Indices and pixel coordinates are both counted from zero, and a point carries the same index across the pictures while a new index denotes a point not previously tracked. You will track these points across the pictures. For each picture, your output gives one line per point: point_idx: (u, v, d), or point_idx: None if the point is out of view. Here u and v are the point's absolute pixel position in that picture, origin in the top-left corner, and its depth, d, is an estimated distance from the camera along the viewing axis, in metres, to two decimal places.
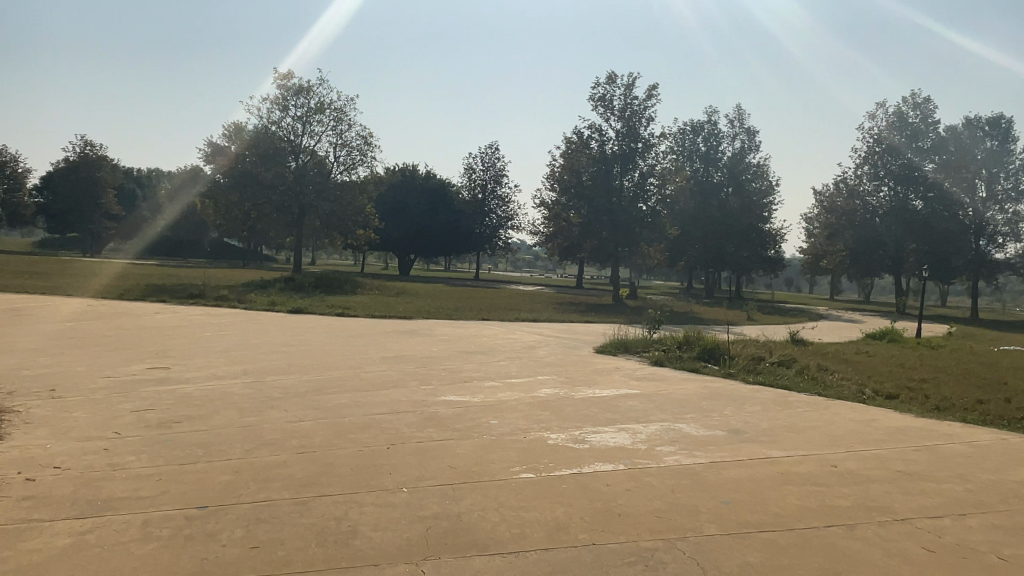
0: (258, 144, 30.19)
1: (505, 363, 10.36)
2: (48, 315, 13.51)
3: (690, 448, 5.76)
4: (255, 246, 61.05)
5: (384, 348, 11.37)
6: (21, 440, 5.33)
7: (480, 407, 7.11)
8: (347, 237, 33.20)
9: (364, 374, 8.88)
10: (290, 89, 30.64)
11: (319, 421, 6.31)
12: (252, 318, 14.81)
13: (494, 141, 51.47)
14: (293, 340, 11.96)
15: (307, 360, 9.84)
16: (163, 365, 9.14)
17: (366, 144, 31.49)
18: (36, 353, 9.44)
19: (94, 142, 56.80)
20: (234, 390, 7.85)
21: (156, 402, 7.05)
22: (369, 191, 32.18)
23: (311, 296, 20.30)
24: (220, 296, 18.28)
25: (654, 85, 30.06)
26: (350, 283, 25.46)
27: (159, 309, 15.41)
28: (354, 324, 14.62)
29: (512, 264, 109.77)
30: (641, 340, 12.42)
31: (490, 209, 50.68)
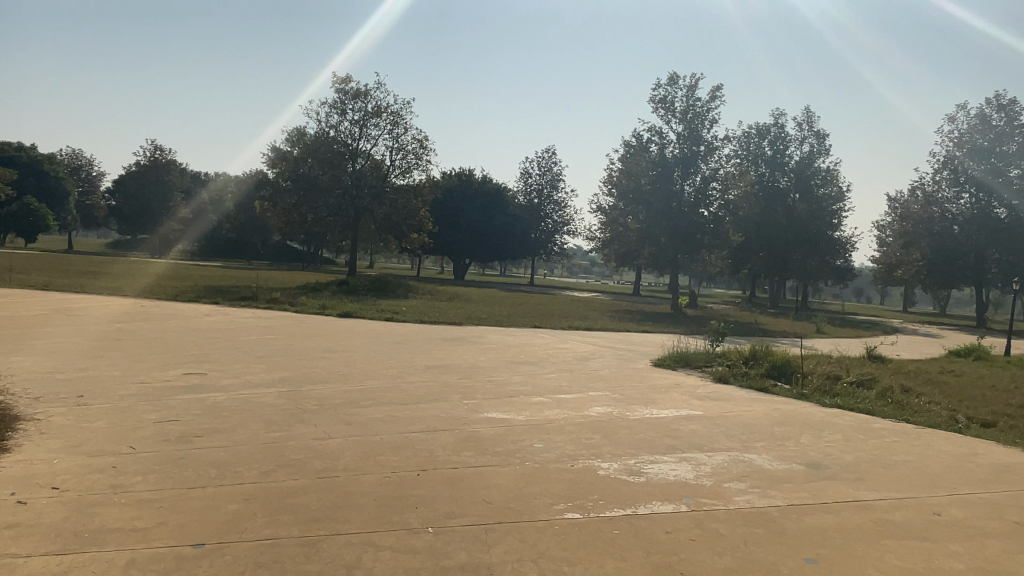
0: (316, 148, 30.19)
1: (556, 375, 9.68)
2: (99, 315, 13.45)
3: (765, 486, 4.98)
4: (315, 250, 61.99)
5: (428, 357, 10.82)
6: (27, 454, 4.93)
7: (525, 427, 6.46)
8: (402, 240, 33.02)
9: (405, 386, 8.34)
10: (348, 93, 30.61)
11: (347, 439, 5.77)
12: (299, 321, 14.52)
13: (552, 146, 51.05)
14: (338, 346, 11.55)
15: (347, 367, 9.37)
16: (200, 370, 8.79)
17: (422, 148, 31.18)
18: (76, 355, 9.25)
19: (163, 146, 58.63)
20: (266, 398, 7.41)
21: (183, 412, 6.65)
22: (424, 195, 31.95)
23: (362, 300, 19.98)
24: (271, 298, 18.12)
25: (718, 86, 28.96)
26: (402, 287, 25.26)
27: (209, 311, 15.30)
28: (401, 330, 14.17)
29: (569, 270, 108.95)
30: (703, 353, 11.58)
31: (545, 214, 50.23)
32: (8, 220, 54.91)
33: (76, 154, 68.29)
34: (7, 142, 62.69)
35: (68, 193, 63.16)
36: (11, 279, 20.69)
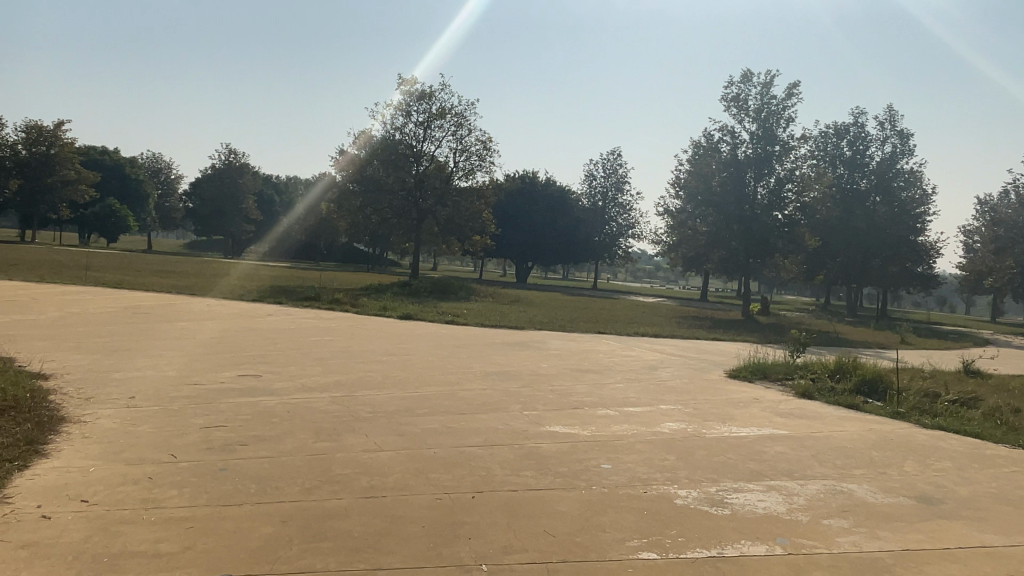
0: (381, 150, 30.23)
1: (624, 386, 9.09)
2: (164, 314, 13.53)
3: (873, 527, 4.28)
4: (380, 251, 62.72)
5: (489, 362, 10.37)
6: (63, 461, 4.65)
7: (591, 445, 5.91)
8: (464, 243, 32.83)
9: (463, 394, 7.89)
10: (413, 95, 30.47)
11: (400, 452, 5.34)
12: (359, 323, 14.31)
13: (616, 147, 49.84)
14: (396, 349, 11.22)
15: (405, 372, 9.00)
16: (255, 372, 8.55)
17: (485, 149, 30.80)
18: (135, 354, 9.16)
19: (236, 150, 60.43)
20: (319, 403, 7.07)
21: (232, 417, 6.35)
22: (488, 197, 31.66)
23: (423, 302, 19.72)
24: (333, 299, 18.03)
25: (795, 83, 27.68)
26: (464, 289, 25.01)
27: (272, 311, 15.26)
28: (462, 334, 13.79)
29: (633, 274, 107.31)
30: (783, 365, 10.77)
31: (610, 217, 48.90)
32: (93, 221, 57.61)
33: (156, 158, 71.10)
34: (93, 147, 65.81)
35: (148, 195, 65.82)
36: (87, 278, 21.29)
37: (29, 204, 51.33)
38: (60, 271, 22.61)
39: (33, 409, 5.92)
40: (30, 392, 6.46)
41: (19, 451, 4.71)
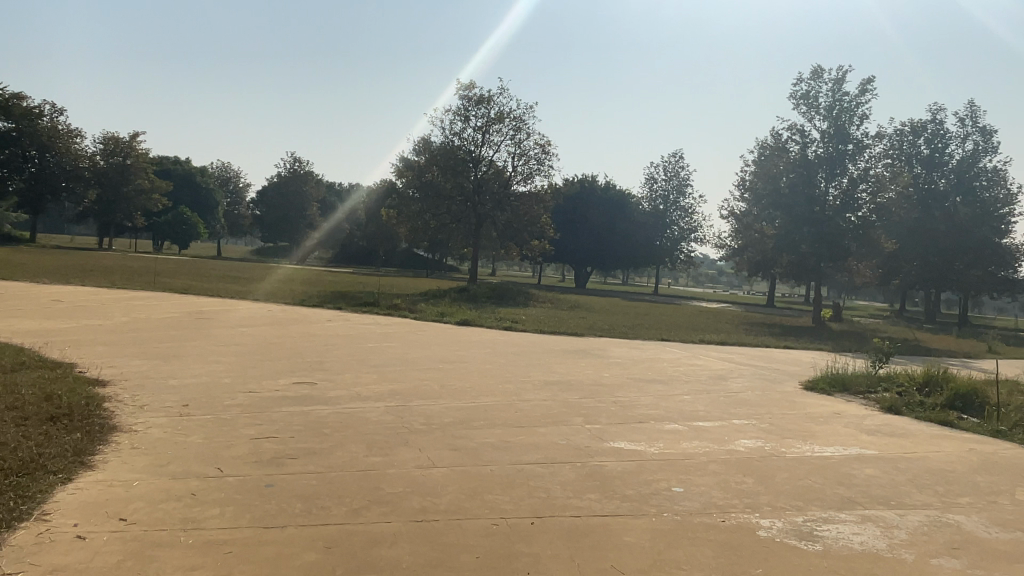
0: (440, 156, 30.19)
1: (692, 399, 8.56)
2: (225, 319, 13.60)
3: (989, 568, 3.73)
4: (439, 256, 63.29)
5: (548, 371, 9.97)
6: (108, 474, 4.47)
7: (661, 465, 5.45)
8: (523, 248, 32.49)
9: (522, 405, 7.52)
10: (471, 100, 30.13)
11: (455, 468, 5.00)
12: (417, 329, 14.13)
13: (678, 150, 48.97)
14: (453, 356, 10.94)
15: (462, 381, 8.70)
16: (310, 379, 8.37)
17: (545, 153, 30.35)
18: (194, 359, 9.13)
19: (301, 158, 61.92)
20: (372, 412, 6.81)
21: (284, 427, 6.14)
22: (547, 201, 31.24)
23: (481, 308, 19.49)
24: (392, 305, 17.95)
25: (870, 78, 26.41)
26: (523, 295, 24.72)
27: (331, 317, 15.22)
28: (521, 341, 13.45)
29: (695, 279, 105.34)
30: (864, 376, 10.00)
31: (671, 221, 48.20)
32: (167, 229, 59.88)
33: (226, 167, 73.43)
34: (167, 159, 68.41)
35: (218, 204, 68.06)
36: (155, 284, 21.79)
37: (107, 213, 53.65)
38: (131, 277, 23.30)
39: (86, 417, 5.84)
40: (86, 399, 6.42)
41: (65, 464, 4.58)
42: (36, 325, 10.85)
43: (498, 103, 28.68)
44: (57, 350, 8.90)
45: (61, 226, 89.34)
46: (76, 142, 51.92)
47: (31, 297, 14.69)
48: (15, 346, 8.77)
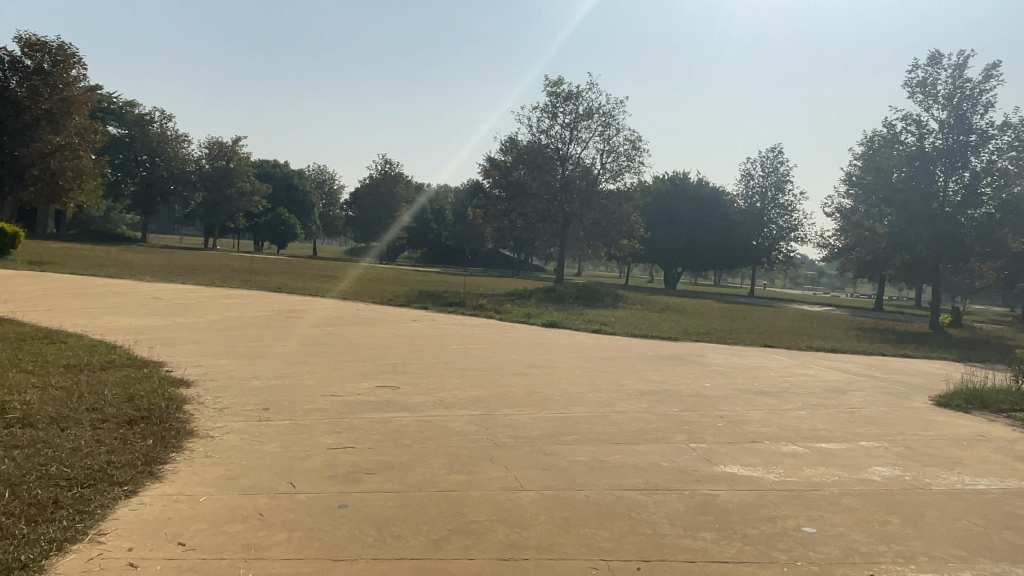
0: (528, 154, 29.72)
1: (808, 416, 7.66)
2: (313, 318, 13.55)
3: None
4: (526, 257, 63.00)
5: (643, 379, 9.26)
6: (175, 488, 4.16)
7: (784, 498, 4.71)
8: (611, 248, 31.56)
9: (618, 418, 6.87)
10: (559, 96, 29.31)
11: (547, 493, 4.42)
12: (503, 330, 13.66)
13: (775, 144, 46.66)
14: (541, 360, 10.38)
15: (552, 389, 8.14)
16: (394, 382, 7.99)
17: (635, 149, 29.33)
18: (279, 360, 8.95)
19: (392, 160, 62.97)
20: (456, 421, 6.33)
21: (363, 434, 5.74)
22: (637, 199, 30.20)
23: (569, 309, 18.84)
24: (478, 305, 17.58)
25: (996, 63, 24.19)
26: (612, 296, 23.89)
27: (417, 317, 14.97)
28: (612, 345, 12.75)
29: (792, 281, 100.80)
30: (1007, 392, 8.78)
31: (770, 220, 45.54)
32: (266, 229, 62.22)
33: (321, 170, 75.67)
34: (266, 162, 71.10)
35: (313, 205, 70.21)
36: (249, 282, 22.25)
37: (211, 214, 56.13)
38: (229, 275, 24.02)
39: (163, 420, 5.63)
40: (167, 401, 6.23)
41: (134, 474, 4.32)
42: (132, 322, 11.02)
43: (586, 99, 27.91)
44: (148, 349, 8.91)
45: (171, 227, 94.47)
46: (183, 147, 54.83)
47: (133, 295, 15.13)
48: (110, 343, 8.84)
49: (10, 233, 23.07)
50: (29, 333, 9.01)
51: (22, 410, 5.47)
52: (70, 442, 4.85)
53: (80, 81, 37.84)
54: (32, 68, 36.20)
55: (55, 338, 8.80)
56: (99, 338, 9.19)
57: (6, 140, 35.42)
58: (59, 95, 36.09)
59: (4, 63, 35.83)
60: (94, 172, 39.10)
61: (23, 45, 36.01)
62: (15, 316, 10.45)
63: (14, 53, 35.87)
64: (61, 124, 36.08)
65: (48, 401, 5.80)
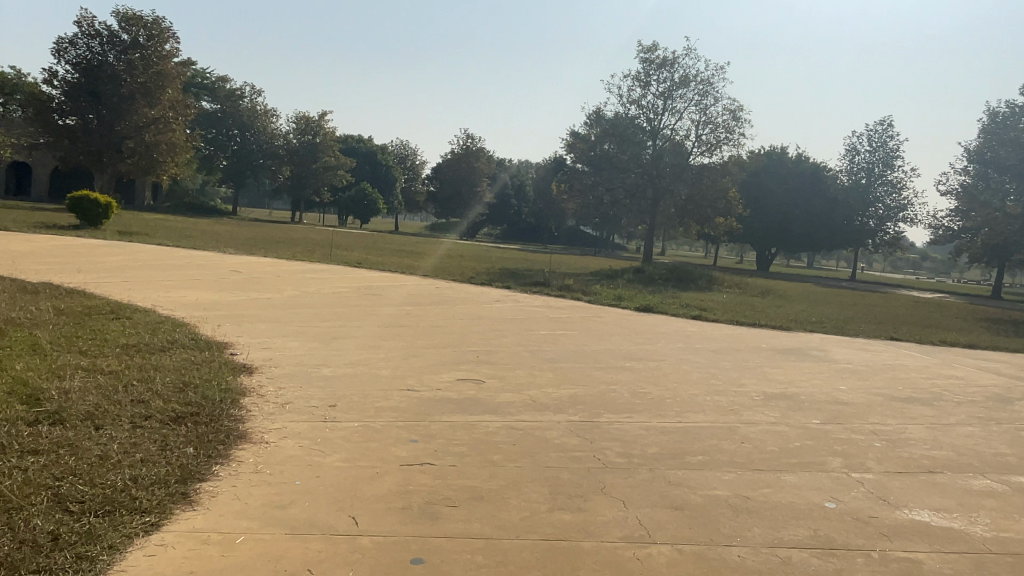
0: (616, 127, 28.13)
1: (983, 435, 6.20)
2: (391, 296, 12.75)
3: None
4: (609, 235, 61.27)
5: (764, 379, 7.94)
6: (207, 522, 3.27)
7: (1014, 572, 3.40)
8: (704, 226, 29.64)
9: (748, 433, 5.64)
10: (652, 63, 27.36)
11: (686, 550, 3.30)
12: (594, 315, 12.49)
13: (885, 116, 42.98)
14: (640, 352, 9.16)
15: (661, 389, 6.96)
16: (478, 375, 6.97)
17: (735, 119, 27.24)
18: (352, 343, 8.10)
19: (474, 135, 62.15)
20: (554, 430, 5.26)
21: (445, 442, 4.74)
22: (734, 173, 28.13)
23: (662, 292, 17.46)
24: (564, 286, 16.43)
25: None
26: (706, 278, 22.26)
27: (500, 297, 13.98)
28: (717, 334, 11.38)
29: (892, 266, 94.89)
30: None
31: (875, 199, 42.04)
32: (349, 204, 62.54)
33: (404, 146, 76.01)
34: (351, 138, 71.76)
35: (396, 180, 70.40)
36: (329, 256, 21.83)
37: (297, 188, 56.49)
38: (310, 249, 23.73)
39: (214, 419, 4.80)
40: (223, 392, 5.43)
41: (161, 497, 3.46)
42: (204, 297, 10.46)
43: (682, 65, 25.96)
44: (215, 327, 8.24)
45: (261, 201, 97.34)
46: (271, 121, 55.78)
47: (211, 268, 14.74)
48: (176, 321, 8.24)
49: (103, 204, 23.50)
50: (97, 308, 8.53)
51: (59, 401, 4.77)
52: (99, 447, 4.07)
53: (173, 55, 38.75)
54: (127, 42, 37.05)
55: (120, 314, 8.25)
56: (167, 315, 8.63)
57: (104, 113, 36.51)
58: (153, 68, 37.00)
59: (102, 38, 36.90)
60: (187, 146, 39.86)
61: (121, 20, 37.04)
62: (87, 287, 10.04)
63: (112, 27, 36.92)
64: (156, 98, 37.01)
65: (90, 390, 5.09)
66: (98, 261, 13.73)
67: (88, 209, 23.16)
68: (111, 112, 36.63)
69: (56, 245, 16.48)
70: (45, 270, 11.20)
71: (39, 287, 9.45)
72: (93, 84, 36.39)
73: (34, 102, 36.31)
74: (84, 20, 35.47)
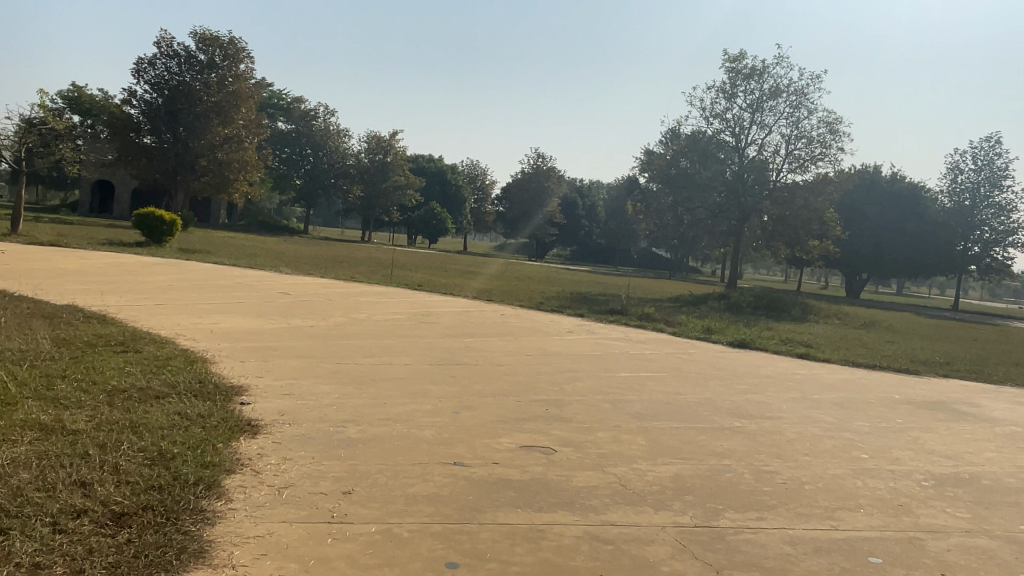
0: (698, 143, 26.21)
1: None
2: (450, 325, 11.31)
3: None
4: (683, 258, 58.66)
5: (922, 453, 6.07)
6: None
7: None
8: (795, 249, 27.23)
9: (941, 556, 3.88)
10: (739, 74, 25.37)
11: None
12: (683, 351, 10.71)
13: (991, 134, 38.91)
14: (748, 405, 7.36)
15: (791, 471, 5.19)
16: (549, 440, 5.35)
17: (832, 132, 24.94)
18: (394, 389, 6.63)
19: (544, 154, 61.01)
20: (661, 544, 3.62)
21: (499, 572, 3.16)
22: (830, 192, 25.71)
23: (755, 323, 15.48)
24: (644, 314, 14.67)
25: None
26: (799, 306, 20.04)
27: (574, 327, 12.36)
28: (836, 381, 9.41)
29: (992, 293, 88.15)
30: None
31: (981, 221, 37.23)
32: (418, 223, 62.13)
33: (474, 165, 75.35)
34: (423, 157, 71.70)
35: (465, 200, 69.72)
36: (389, 277, 20.67)
37: (367, 208, 56.19)
38: (371, 269, 22.67)
39: (166, 519, 3.36)
40: (201, 469, 3.99)
41: None
42: (239, 325, 9.24)
43: (773, 75, 23.88)
44: (236, 365, 6.94)
45: (335, 220, 98.89)
46: (344, 141, 56.10)
47: (261, 289, 13.65)
48: (191, 357, 6.95)
49: (168, 221, 23.12)
50: (107, 338, 7.34)
51: None
52: None
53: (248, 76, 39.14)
54: (204, 62, 37.60)
55: (128, 347, 7.00)
56: (186, 348, 7.38)
57: (180, 132, 37.02)
58: (227, 88, 37.37)
59: (180, 58, 37.43)
60: (259, 164, 39.98)
61: (198, 41, 37.55)
62: (111, 312, 8.98)
63: (189, 48, 37.48)
64: (229, 117, 37.27)
65: (21, 467, 3.74)
66: (141, 280, 12.82)
67: (152, 225, 22.82)
68: (187, 131, 37.05)
69: (108, 262, 15.83)
70: (76, 292, 10.25)
71: (57, 311, 8.39)
72: (170, 104, 36.92)
73: (116, 122, 37.14)
74: (163, 41, 36.07)
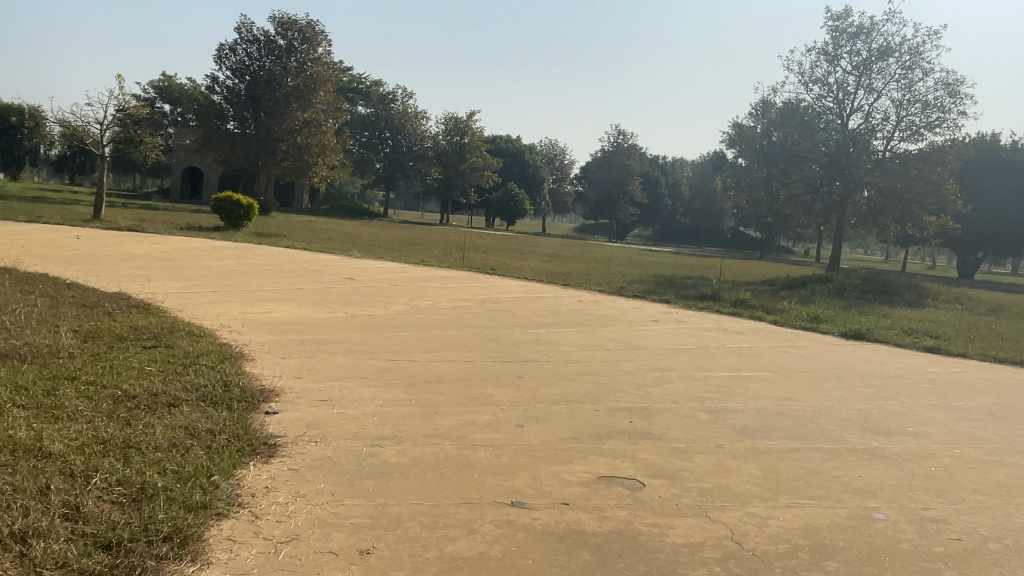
0: (796, 112, 24.10)
1: None
2: (522, 313, 10.25)
3: None
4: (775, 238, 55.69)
5: None
6: None
7: None
8: (908, 227, 24.65)
9: None
10: (843, 34, 23.07)
11: None
12: (789, 344, 9.29)
13: None
14: (881, 416, 5.97)
15: (962, 520, 3.86)
16: (636, 470, 4.20)
17: (953, 95, 22.35)
18: (451, 394, 5.63)
19: (626, 132, 59.16)
20: None
21: None
22: (950, 162, 23.09)
23: (866, 309, 13.74)
24: (738, 301, 13.21)
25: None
26: (916, 290, 17.95)
27: (660, 315, 11.09)
28: (982, 383, 7.80)
29: None
30: None
31: None
32: (496, 205, 61.45)
33: (552, 145, 73.97)
34: (501, 138, 70.91)
35: (544, 181, 68.51)
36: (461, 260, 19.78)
37: (446, 189, 55.90)
38: (444, 253, 21.89)
39: None
40: (180, 515, 3.07)
41: None
42: (290, 314, 8.49)
43: (883, 32, 21.55)
44: (273, 363, 6.11)
45: (416, 204, 99.49)
46: (422, 123, 55.82)
47: (326, 274, 12.99)
48: (226, 352, 6.17)
49: (244, 206, 23.03)
50: (140, 331, 6.64)
51: None
52: None
53: (326, 59, 39.16)
54: (283, 46, 37.73)
55: (159, 342, 6.28)
56: (223, 342, 6.61)
57: (261, 117, 37.35)
58: (306, 72, 37.46)
59: (260, 43, 37.68)
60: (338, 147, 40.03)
61: (277, 26, 37.72)
62: (158, 300, 8.38)
63: (269, 32, 37.69)
64: (308, 101, 37.40)
65: None
66: (204, 265, 12.36)
67: (229, 209, 22.77)
68: (267, 115, 37.34)
69: (179, 247, 15.58)
70: (131, 278, 9.78)
71: (99, 300, 7.84)
72: (252, 90, 37.31)
73: (201, 109, 37.84)
74: (244, 27, 36.41)
